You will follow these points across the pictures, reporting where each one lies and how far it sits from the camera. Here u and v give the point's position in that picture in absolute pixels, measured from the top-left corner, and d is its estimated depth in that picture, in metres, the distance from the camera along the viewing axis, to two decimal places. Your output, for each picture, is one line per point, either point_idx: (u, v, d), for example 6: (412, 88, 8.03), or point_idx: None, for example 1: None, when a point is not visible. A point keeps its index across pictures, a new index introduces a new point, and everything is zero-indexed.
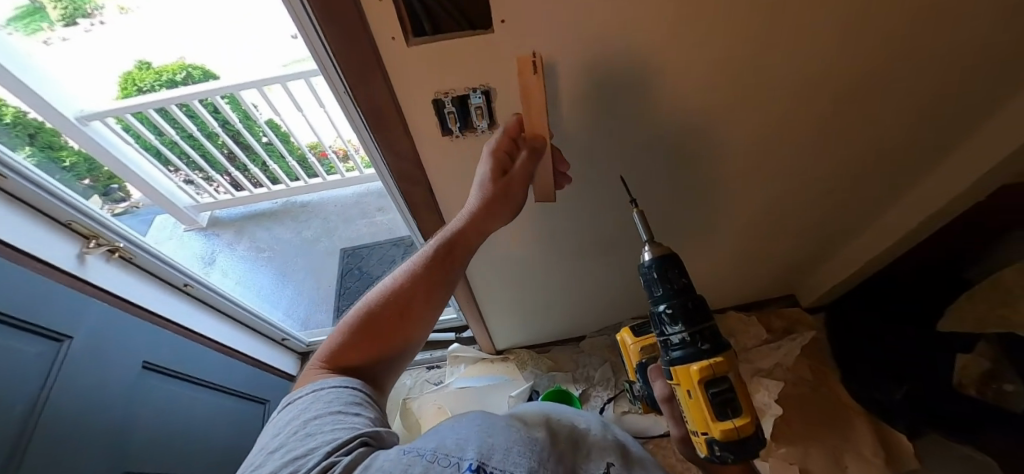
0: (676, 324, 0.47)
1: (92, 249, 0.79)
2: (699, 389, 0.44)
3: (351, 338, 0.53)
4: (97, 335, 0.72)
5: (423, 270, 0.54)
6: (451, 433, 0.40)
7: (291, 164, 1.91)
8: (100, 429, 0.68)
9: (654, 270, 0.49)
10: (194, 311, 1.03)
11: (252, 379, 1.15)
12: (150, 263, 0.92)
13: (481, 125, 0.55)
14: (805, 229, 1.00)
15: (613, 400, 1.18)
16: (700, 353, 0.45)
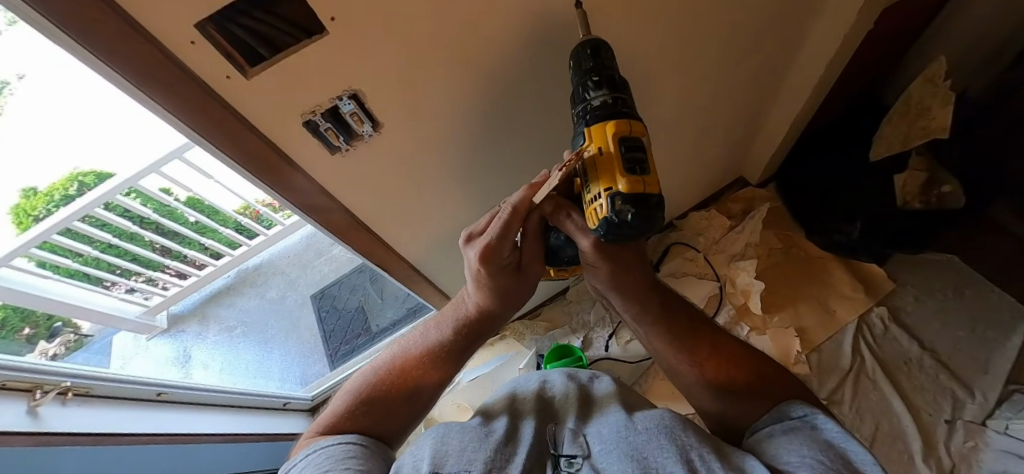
0: (601, 91, 0.39)
1: (41, 399, 0.73)
2: (616, 142, 0.35)
3: (370, 406, 0.54)
4: None
5: (434, 351, 0.60)
6: (405, 461, 0.38)
7: (227, 234, 1.82)
8: None
9: (589, 50, 0.42)
10: (180, 414, 1.00)
11: (263, 453, 1.14)
12: (113, 388, 0.88)
13: (364, 130, 0.53)
14: (728, 112, 1.03)
15: (614, 334, 1.23)
16: (617, 113, 0.38)
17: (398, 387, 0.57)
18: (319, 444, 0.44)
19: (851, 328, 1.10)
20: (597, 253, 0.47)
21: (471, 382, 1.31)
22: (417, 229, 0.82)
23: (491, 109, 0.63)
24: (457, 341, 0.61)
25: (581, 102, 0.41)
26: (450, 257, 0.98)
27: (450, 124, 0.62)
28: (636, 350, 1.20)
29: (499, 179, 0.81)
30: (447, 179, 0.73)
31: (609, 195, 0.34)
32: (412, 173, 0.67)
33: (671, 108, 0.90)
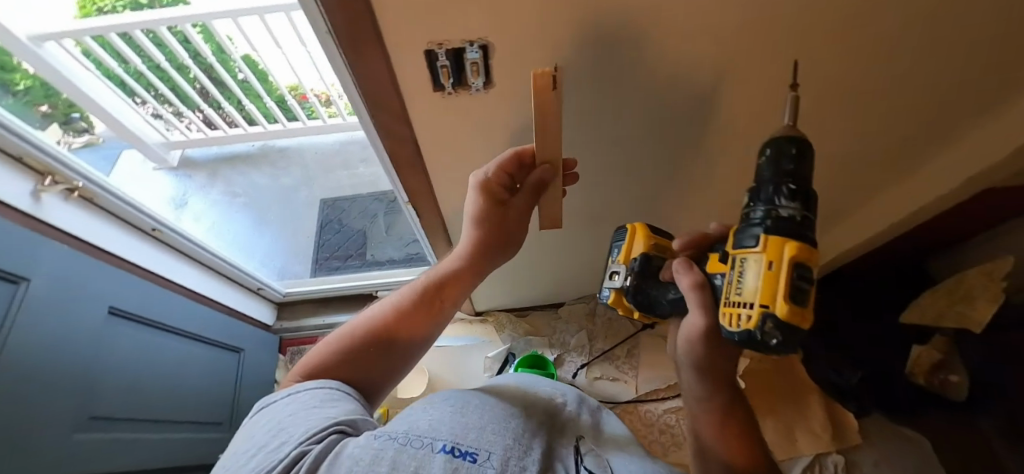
0: (794, 200, 0.26)
1: (48, 186, 0.72)
2: (793, 264, 0.24)
3: (347, 358, 0.53)
4: (60, 279, 0.68)
5: (417, 302, 0.57)
6: (416, 414, 0.39)
7: (269, 105, 1.77)
8: (68, 371, 0.66)
9: (790, 144, 0.27)
10: (162, 257, 0.97)
11: (229, 328, 1.11)
12: (116, 206, 0.85)
13: (475, 84, 0.50)
14: None
15: (586, 366, 1.27)
16: (800, 227, 0.26)
17: (378, 338, 0.54)
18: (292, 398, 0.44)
19: (803, 462, 1.12)
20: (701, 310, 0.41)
21: (440, 347, 1.36)
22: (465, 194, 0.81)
23: (591, 116, 0.61)
24: (442, 293, 0.58)
25: (753, 196, 0.29)
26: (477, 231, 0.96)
27: (551, 113, 0.59)
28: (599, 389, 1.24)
29: (562, 184, 0.79)
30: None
31: (758, 312, 0.25)
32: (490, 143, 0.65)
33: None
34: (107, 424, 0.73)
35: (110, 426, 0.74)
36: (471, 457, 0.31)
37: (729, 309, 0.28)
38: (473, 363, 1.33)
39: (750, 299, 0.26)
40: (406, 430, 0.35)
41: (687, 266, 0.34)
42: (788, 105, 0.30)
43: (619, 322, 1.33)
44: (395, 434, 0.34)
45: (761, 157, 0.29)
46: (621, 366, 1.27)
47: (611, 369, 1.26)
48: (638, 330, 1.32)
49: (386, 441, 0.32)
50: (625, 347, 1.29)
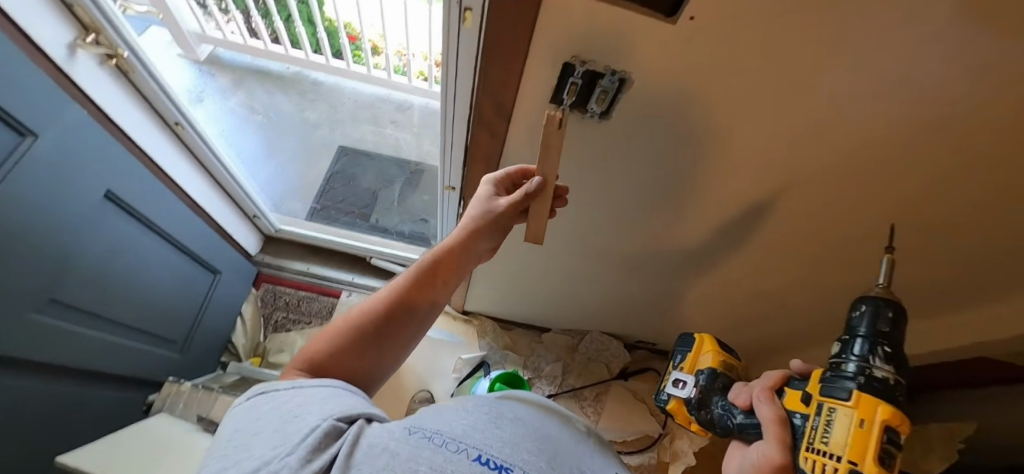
0: (886, 364, 0.35)
1: (88, 45, 0.65)
2: (882, 426, 0.32)
3: (339, 357, 0.41)
4: (68, 144, 0.61)
5: (422, 280, 0.48)
6: (457, 409, 0.38)
7: (319, 34, 1.69)
8: (46, 243, 0.60)
9: (879, 311, 0.37)
10: (175, 155, 0.90)
11: (211, 246, 1.03)
12: (149, 88, 0.78)
13: (592, 109, 0.48)
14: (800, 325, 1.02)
15: (552, 397, 1.26)
16: (891, 396, 0.34)
17: (377, 331, 0.44)
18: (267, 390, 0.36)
19: None
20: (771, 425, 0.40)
21: None
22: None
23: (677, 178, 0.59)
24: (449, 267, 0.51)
25: (850, 351, 0.37)
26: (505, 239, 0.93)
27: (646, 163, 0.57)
28: None
29: (609, 226, 0.78)
30: (583, 192, 0.69)
31: (845, 465, 0.32)
32: (569, 167, 0.63)
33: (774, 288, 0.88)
34: (61, 310, 0.66)
35: (60, 315, 0.66)
36: None
37: (811, 454, 0.34)
38: (443, 360, 1.30)
39: (837, 450, 0.32)
40: (443, 423, 0.34)
41: (771, 401, 0.41)
42: (883, 270, 0.40)
43: (596, 365, 1.33)
44: (434, 424, 0.33)
45: (858, 317, 0.38)
46: (586, 408, 1.26)
47: (575, 408, 1.26)
48: (611, 378, 1.33)
49: (423, 431, 0.31)
50: (594, 390, 1.30)
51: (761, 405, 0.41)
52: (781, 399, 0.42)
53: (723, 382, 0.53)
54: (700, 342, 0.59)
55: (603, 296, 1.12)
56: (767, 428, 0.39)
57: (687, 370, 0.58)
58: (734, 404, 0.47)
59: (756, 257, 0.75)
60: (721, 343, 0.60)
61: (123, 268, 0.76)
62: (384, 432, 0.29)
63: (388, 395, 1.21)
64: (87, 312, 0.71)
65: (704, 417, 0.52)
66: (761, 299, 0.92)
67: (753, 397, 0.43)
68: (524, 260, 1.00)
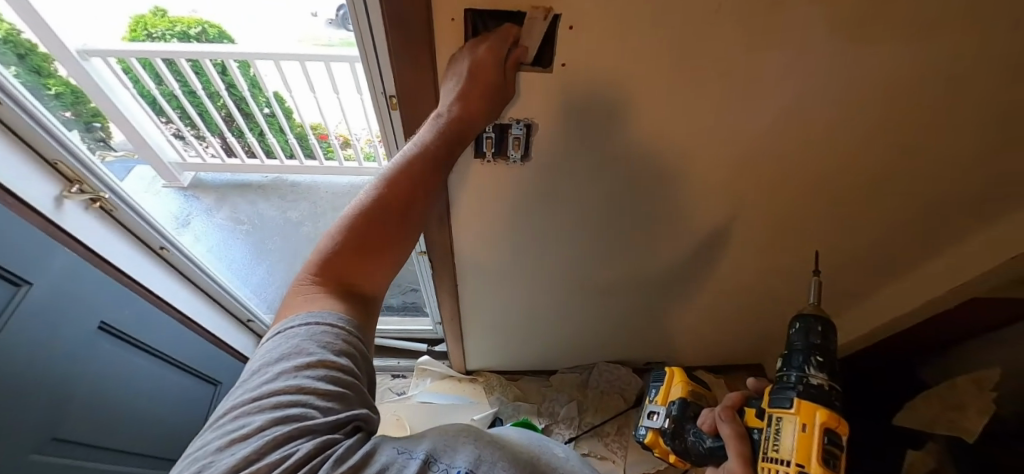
0: (820, 371, 0.41)
1: (73, 194, 0.73)
2: (822, 428, 0.37)
3: (290, 302, 0.36)
4: (60, 284, 0.66)
5: (376, 207, 0.40)
6: (438, 432, 0.38)
7: (290, 140, 1.84)
8: (43, 383, 0.62)
9: (812, 327, 0.43)
10: (164, 277, 0.95)
11: (209, 359, 1.04)
12: (132, 221, 0.86)
13: (513, 156, 0.56)
14: (789, 307, 1.04)
15: (574, 440, 1.22)
16: (829, 401, 0.39)
17: (334, 269, 0.38)
18: (278, 333, 0.33)
19: None
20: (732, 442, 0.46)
21: (422, 403, 1.30)
22: (482, 255, 0.83)
23: (607, 194, 0.66)
24: (413, 188, 0.42)
25: (792, 363, 0.43)
26: (484, 291, 0.96)
27: (577, 187, 0.64)
28: None
29: (571, 255, 0.83)
30: (534, 230, 0.75)
31: (795, 466, 0.36)
32: (513, 209, 0.69)
33: (745, 274, 0.91)
34: (68, 446, 0.68)
35: (69, 450, 0.68)
36: None
37: (769, 463, 0.39)
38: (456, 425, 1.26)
39: (787, 455, 0.37)
40: (427, 444, 0.34)
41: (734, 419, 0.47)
42: (813, 288, 0.48)
43: (611, 397, 1.29)
44: (420, 447, 0.33)
45: (797, 333, 0.44)
46: (611, 444, 1.22)
47: (600, 446, 1.21)
48: (629, 407, 1.28)
49: (409, 455, 0.32)
50: (615, 424, 1.25)
51: (725, 426, 0.48)
52: (743, 419, 0.48)
53: (694, 410, 0.60)
54: (670, 374, 0.66)
55: (596, 324, 1.12)
56: (731, 446, 0.45)
57: (660, 402, 0.65)
58: (703, 429, 0.55)
59: (710, 245, 0.80)
60: (691, 376, 0.67)
61: (126, 391, 0.78)
62: (381, 454, 0.30)
63: None
64: (93, 443, 0.72)
65: (677, 446, 0.58)
66: (737, 288, 0.95)
67: (719, 417, 0.50)
68: (510, 306, 1.03)
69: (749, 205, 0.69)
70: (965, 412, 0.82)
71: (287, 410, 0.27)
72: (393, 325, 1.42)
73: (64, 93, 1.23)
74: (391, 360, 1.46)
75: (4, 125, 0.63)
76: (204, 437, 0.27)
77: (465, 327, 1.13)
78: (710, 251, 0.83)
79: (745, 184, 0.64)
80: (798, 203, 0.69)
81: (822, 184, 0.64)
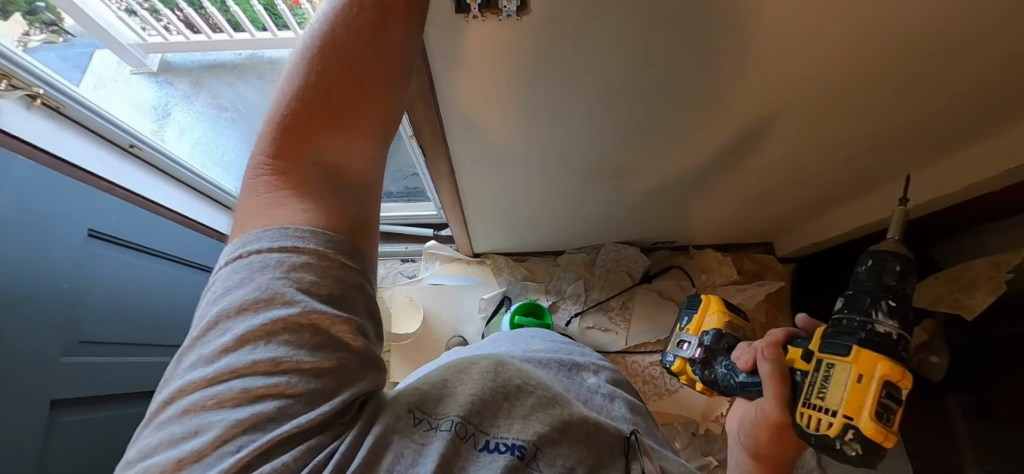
0: (891, 318, 0.36)
1: (6, 92, 0.64)
2: (882, 381, 0.33)
3: (251, 208, 0.31)
4: (33, 205, 0.61)
5: (325, 77, 0.32)
6: (460, 380, 0.37)
7: (257, 9, 1.18)
8: (51, 301, 0.63)
9: (887, 266, 0.38)
10: (143, 175, 0.92)
11: (212, 252, 1.09)
12: (84, 116, 0.78)
13: (507, 7, 0.38)
14: (818, 190, 0.94)
15: (580, 315, 1.31)
16: (896, 353, 0.35)
17: (291, 155, 0.31)
18: (236, 265, 0.28)
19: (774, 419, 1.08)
20: (770, 382, 0.42)
21: (432, 285, 1.39)
22: (475, 140, 0.74)
23: (614, 82, 0.54)
24: (374, 42, 0.33)
25: (855, 307, 0.38)
26: (485, 176, 0.89)
27: (584, 72, 0.51)
28: (590, 338, 1.29)
29: (574, 141, 0.74)
30: (530, 116, 0.64)
31: (842, 419, 0.34)
32: (502, 92, 0.57)
33: (771, 160, 0.80)
34: (97, 346, 0.73)
35: (98, 350, 0.73)
36: (518, 453, 0.33)
37: (810, 410, 0.37)
38: (468, 302, 1.36)
39: (833, 407, 0.34)
40: (451, 405, 0.34)
41: (772, 357, 0.43)
42: (899, 226, 0.42)
43: (617, 274, 1.34)
44: (445, 413, 0.34)
45: (866, 272, 0.40)
46: (615, 317, 1.30)
47: (603, 320, 1.30)
48: (634, 284, 1.33)
49: (432, 427, 0.32)
50: (620, 299, 1.32)
51: (762, 363, 0.44)
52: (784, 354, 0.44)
53: (729, 341, 0.58)
54: (707, 304, 0.66)
55: (605, 208, 1.08)
56: (767, 386, 0.42)
57: (693, 331, 0.65)
58: (738, 365, 0.51)
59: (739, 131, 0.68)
60: (729, 305, 0.66)
61: (131, 296, 0.80)
62: (392, 446, 0.30)
63: (425, 353, 1.29)
64: (117, 341, 0.77)
65: (709, 376, 0.57)
66: (763, 172, 0.85)
67: (758, 354, 0.46)
68: (511, 192, 0.97)
69: (795, 95, 0.56)
70: (971, 292, 0.79)
71: (260, 402, 0.24)
72: (397, 212, 1.41)
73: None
74: (401, 245, 1.48)
75: None
76: (157, 428, 0.25)
77: (468, 212, 1.10)
78: (736, 138, 0.71)
79: (795, 73, 0.50)
80: (866, 93, 0.54)
81: (905, 75, 0.49)
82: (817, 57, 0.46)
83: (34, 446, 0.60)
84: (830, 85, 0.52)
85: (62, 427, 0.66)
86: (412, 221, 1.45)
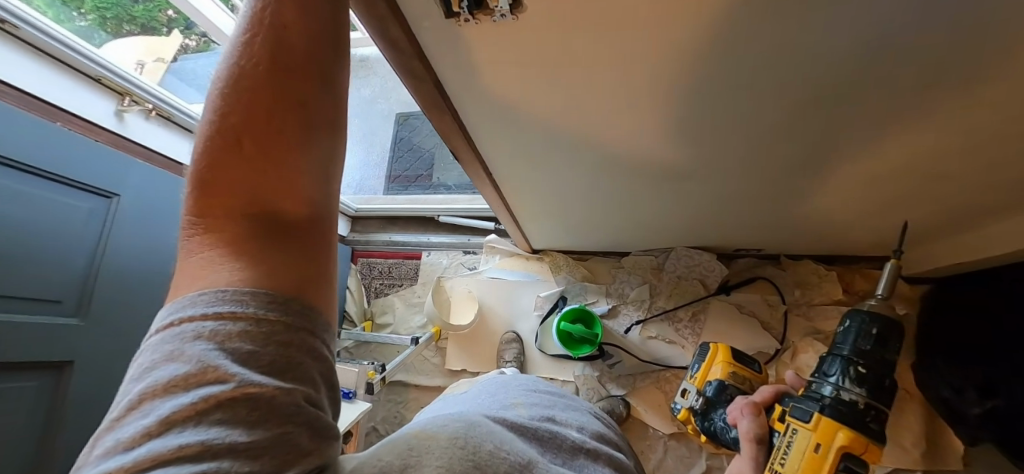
0: (857, 388, 0.47)
1: (127, 107, 0.79)
2: (841, 450, 0.46)
3: (177, 281, 0.25)
4: (143, 199, 0.77)
5: (237, 111, 0.26)
6: (429, 444, 0.30)
7: None
8: (150, 278, 0.78)
9: (852, 335, 0.49)
10: None
11: None
12: (189, 122, 0.92)
13: (498, 6, 0.32)
14: (965, 205, 0.71)
15: (641, 323, 1.21)
16: (862, 427, 0.46)
17: (221, 208, 0.25)
18: (162, 337, 0.22)
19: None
20: (748, 440, 0.54)
21: (491, 279, 1.40)
22: (507, 156, 0.70)
23: (644, 91, 0.45)
24: (290, 59, 0.27)
25: (833, 373, 0.49)
26: (528, 183, 0.84)
27: (608, 82, 0.43)
28: (651, 349, 1.19)
29: (622, 150, 0.64)
30: (565, 127, 0.56)
31: None
32: (519, 109, 0.52)
33: (889, 170, 0.61)
34: None
35: None
36: None
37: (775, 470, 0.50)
38: (524, 299, 1.35)
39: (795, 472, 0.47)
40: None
41: (755, 421, 0.55)
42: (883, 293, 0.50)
43: (688, 283, 1.21)
44: None
45: (847, 332, 0.50)
46: (682, 330, 1.18)
47: (669, 330, 1.19)
48: (709, 294, 1.19)
49: None
50: (690, 310, 1.19)
51: (746, 422, 0.55)
52: (763, 413, 0.57)
53: (729, 394, 0.67)
54: (714, 355, 0.73)
55: (668, 211, 0.96)
56: (746, 445, 0.54)
57: (702, 379, 0.73)
58: (730, 421, 0.61)
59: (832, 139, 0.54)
60: (737, 354, 0.72)
61: None
62: None
63: (479, 344, 1.33)
64: None
65: (709, 427, 0.67)
66: (878, 181, 0.66)
67: (739, 409, 0.58)
68: (563, 196, 0.91)
69: (908, 100, 0.41)
70: None
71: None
72: (462, 204, 1.44)
73: (110, 11, 0.75)
74: (463, 237, 1.51)
75: (32, 47, 0.64)
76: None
77: (518, 211, 1.06)
78: (832, 145, 0.55)
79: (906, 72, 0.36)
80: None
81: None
82: (938, 47, 0.32)
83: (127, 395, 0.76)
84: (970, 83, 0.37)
85: None
86: (475, 214, 1.47)
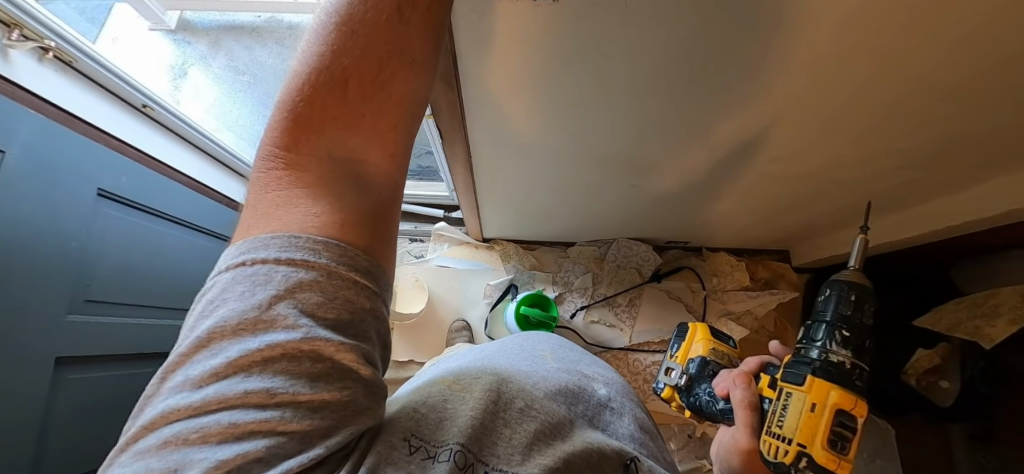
0: (842, 347, 0.40)
1: (16, 43, 0.62)
2: (833, 409, 0.37)
3: (259, 209, 0.27)
4: (42, 162, 0.61)
5: (348, 64, 0.27)
6: (460, 399, 0.36)
7: None
8: (55, 264, 0.63)
9: (840, 297, 0.41)
10: (157, 136, 0.92)
11: (226, 221, 1.11)
12: (96, 72, 0.76)
13: None
14: (849, 206, 0.88)
15: (585, 308, 1.29)
16: (850, 387, 0.38)
17: (311, 148, 0.27)
18: (236, 274, 0.25)
19: None
20: (741, 409, 0.48)
21: (439, 268, 1.38)
22: (489, 140, 0.70)
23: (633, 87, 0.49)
24: (402, 27, 0.28)
25: (815, 337, 0.42)
26: (498, 170, 0.84)
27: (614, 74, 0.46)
28: (593, 332, 1.28)
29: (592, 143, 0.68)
30: (547, 114, 0.59)
31: (796, 447, 0.38)
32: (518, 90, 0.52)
33: (797, 175, 0.75)
34: (102, 307, 0.73)
35: (106, 310, 0.74)
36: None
37: (770, 437, 0.41)
38: (474, 287, 1.36)
39: (789, 435, 0.39)
40: (449, 431, 0.33)
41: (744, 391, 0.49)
42: (856, 253, 0.45)
43: (627, 271, 1.31)
44: (444, 441, 0.32)
45: (825, 300, 0.43)
46: (621, 313, 1.28)
47: (610, 315, 1.28)
48: (643, 282, 1.31)
49: (430, 456, 0.30)
50: (628, 296, 1.30)
51: (737, 391, 0.50)
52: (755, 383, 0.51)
53: (712, 369, 0.65)
54: (695, 333, 0.71)
55: (620, 206, 1.04)
56: (739, 413, 0.48)
57: (680, 359, 0.71)
58: (717, 393, 0.57)
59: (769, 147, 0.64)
60: (716, 333, 0.71)
61: (140, 260, 0.81)
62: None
63: (427, 332, 1.31)
64: (125, 302, 0.78)
65: (694, 403, 0.63)
66: (787, 185, 0.80)
67: (732, 381, 0.53)
68: (522, 186, 0.93)
69: (835, 116, 0.51)
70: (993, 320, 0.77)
71: (246, 439, 0.21)
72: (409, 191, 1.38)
73: None
74: (409, 224, 1.46)
75: None
76: (128, 459, 0.21)
77: (480, 199, 1.05)
78: (766, 153, 0.66)
79: (850, 93, 0.44)
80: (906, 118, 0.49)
81: (965, 99, 0.43)
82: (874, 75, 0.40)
83: (38, 406, 0.61)
84: (890, 106, 0.47)
85: (68, 384, 0.67)
86: (423, 201, 1.42)
